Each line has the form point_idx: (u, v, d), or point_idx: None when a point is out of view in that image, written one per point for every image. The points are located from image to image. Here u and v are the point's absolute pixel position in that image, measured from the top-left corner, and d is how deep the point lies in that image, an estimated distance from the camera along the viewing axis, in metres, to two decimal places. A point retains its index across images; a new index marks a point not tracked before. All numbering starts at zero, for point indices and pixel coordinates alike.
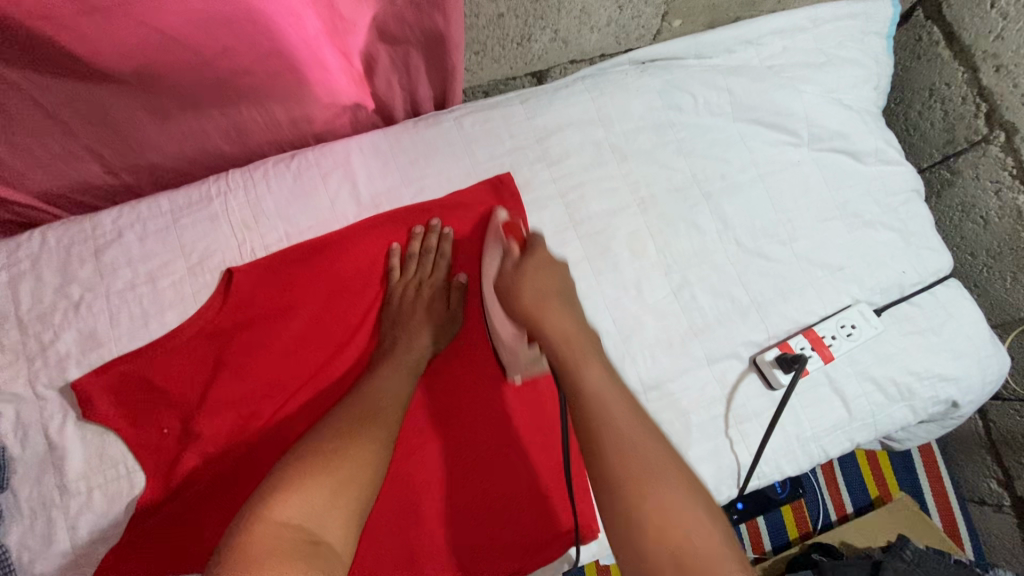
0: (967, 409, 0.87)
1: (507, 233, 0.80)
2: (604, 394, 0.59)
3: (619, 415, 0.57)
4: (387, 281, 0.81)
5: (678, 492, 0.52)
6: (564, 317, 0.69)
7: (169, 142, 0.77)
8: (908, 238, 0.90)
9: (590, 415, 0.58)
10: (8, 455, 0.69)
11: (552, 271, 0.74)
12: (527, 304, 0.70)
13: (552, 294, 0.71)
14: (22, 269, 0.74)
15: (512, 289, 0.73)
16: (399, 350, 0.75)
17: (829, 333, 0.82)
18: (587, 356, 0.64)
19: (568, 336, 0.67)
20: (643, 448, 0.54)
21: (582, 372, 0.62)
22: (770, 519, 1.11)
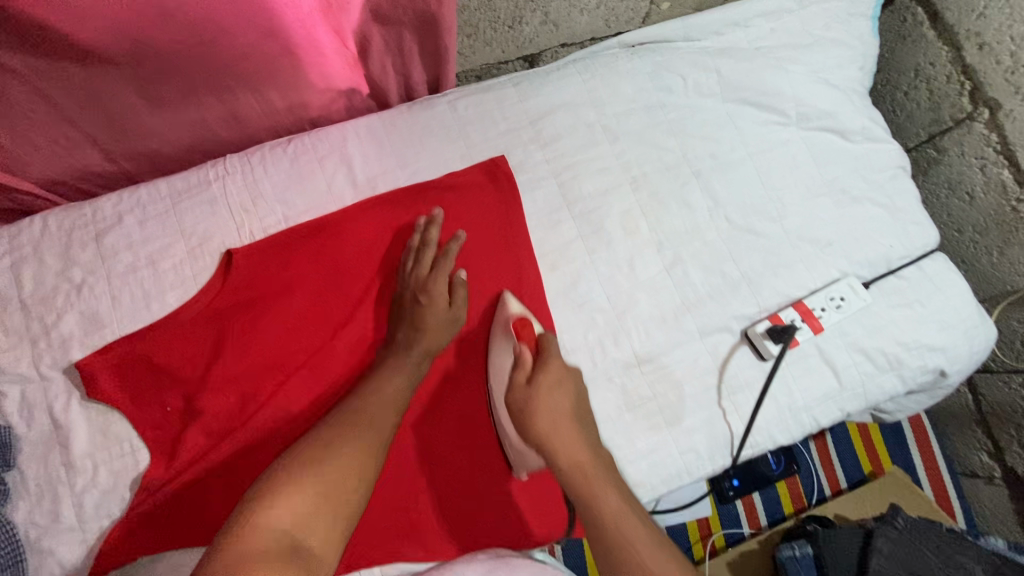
0: (955, 378, 0.89)
1: (519, 333, 0.76)
2: (619, 521, 0.64)
3: (638, 546, 0.62)
4: (391, 278, 0.81)
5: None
6: (575, 438, 0.69)
7: (166, 127, 0.78)
8: (896, 213, 0.92)
9: (611, 542, 0.63)
10: (14, 435, 0.71)
11: (565, 386, 0.73)
12: (540, 426, 0.70)
13: (564, 416, 0.71)
14: (24, 254, 0.75)
15: (527, 411, 0.71)
16: (402, 349, 0.76)
17: (818, 305, 0.84)
18: (600, 481, 0.67)
19: (581, 460, 0.68)
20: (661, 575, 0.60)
21: (599, 502, 0.65)
22: (766, 495, 1.13)
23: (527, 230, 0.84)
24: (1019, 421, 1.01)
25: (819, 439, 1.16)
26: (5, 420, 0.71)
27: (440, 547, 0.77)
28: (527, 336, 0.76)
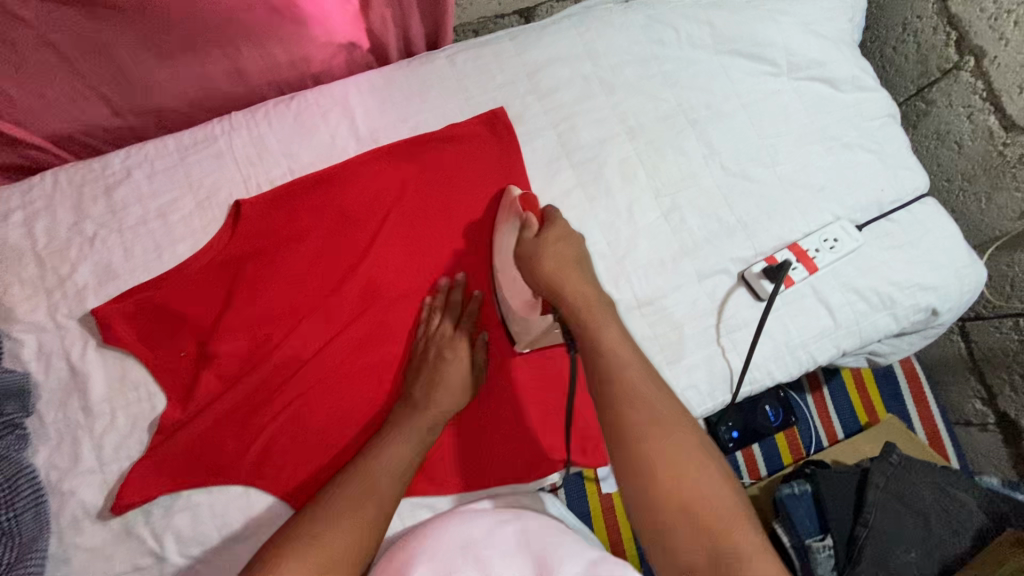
0: (946, 318, 0.92)
1: (524, 206, 0.80)
2: (617, 345, 0.64)
3: (633, 368, 0.62)
4: (412, 333, 0.80)
5: (675, 427, 0.58)
6: (582, 282, 0.71)
7: (172, 82, 0.79)
8: (886, 159, 0.94)
9: (603, 361, 0.63)
10: (34, 381, 0.73)
11: (571, 240, 0.76)
12: (548, 264, 0.72)
13: (571, 261, 0.74)
14: (36, 208, 0.77)
15: (534, 256, 0.74)
16: (419, 407, 0.73)
17: (812, 246, 0.86)
18: (603, 317, 0.68)
19: (586, 298, 0.70)
20: (652, 395, 0.60)
21: (600, 333, 0.66)
22: (765, 447, 1.15)
23: (527, 178, 0.85)
24: (1010, 364, 1.02)
25: (816, 391, 1.19)
26: (24, 367, 0.73)
27: (448, 487, 0.78)
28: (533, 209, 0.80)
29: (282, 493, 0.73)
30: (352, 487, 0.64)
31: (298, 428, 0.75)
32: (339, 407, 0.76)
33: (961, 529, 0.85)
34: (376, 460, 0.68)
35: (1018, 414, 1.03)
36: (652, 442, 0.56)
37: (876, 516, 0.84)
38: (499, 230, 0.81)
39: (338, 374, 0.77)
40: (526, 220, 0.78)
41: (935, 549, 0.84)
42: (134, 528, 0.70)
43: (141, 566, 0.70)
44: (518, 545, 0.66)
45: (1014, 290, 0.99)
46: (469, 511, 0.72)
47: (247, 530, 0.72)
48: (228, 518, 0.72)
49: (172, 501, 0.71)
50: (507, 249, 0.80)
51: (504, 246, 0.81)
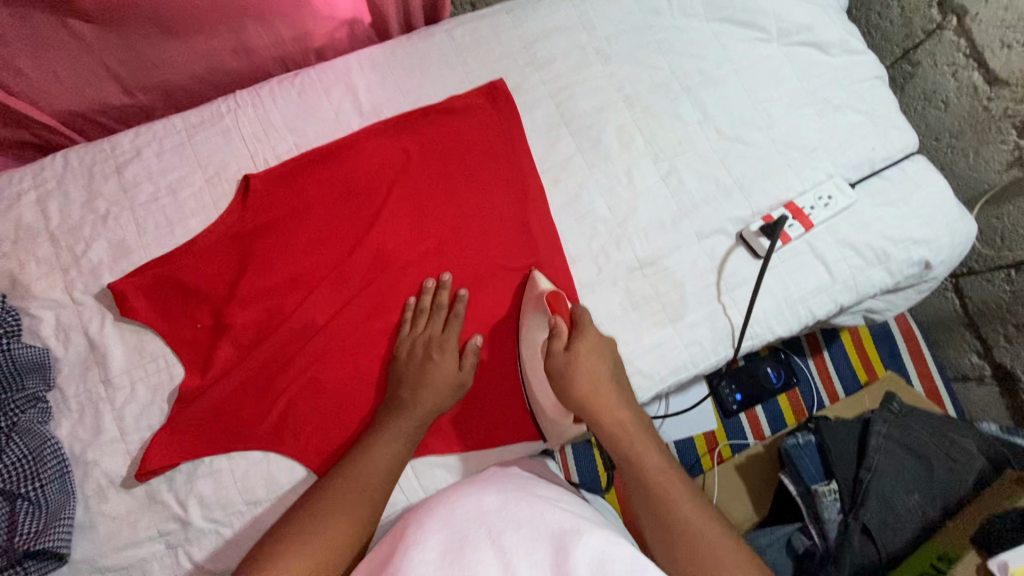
0: (939, 271, 0.95)
1: (553, 307, 0.75)
2: (662, 479, 0.66)
3: (681, 502, 0.63)
4: (398, 334, 0.79)
5: (733, 567, 0.57)
6: (620, 405, 0.71)
7: (179, 60, 0.82)
8: (876, 119, 0.96)
9: (652, 498, 0.65)
10: (54, 355, 0.74)
11: (603, 352, 0.73)
12: (580, 387, 0.70)
13: (605, 382, 0.71)
14: (49, 188, 0.79)
15: (565, 374, 0.72)
16: (405, 407, 0.73)
17: (808, 203, 0.89)
18: (643, 451, 0.68)
19: (624, 428, 0.70)
20: (701, 527, 0.61)
21: (641, 466, 0.67)
22: (768, 409, 1.18)
23: (528, 146, 0.87)
24: (1003, 315, 1.06)
25: (816, 354, 1.21)
26: (44, 342, 0.74)
27: (463, 447, 0.80)
28: (561, 311, 0.75)
29: (302, 457, 0.75)
30: (342, 494, 0.66)
31: (315, 394, 0.76)
32: (353, 373, 0.78)
33: (962, 472, 0.87)
34: (362, 466, 0.68)
35: (1013, 363, 1.07)
36: (704, 574, 0.57)
37: (879, 461, 0.88)
38: (526, 324, 0.80)
39: (351, 342, 0.79)
40: (555, 325, 0.73)
41: (938, 492, 0.86)
42: (158, 494, 0.72)
43: (166, 532, 0.71)
44: (534, 520, 0.58)
45: (1004, 242, 1.02)
46: (474, 489, 0.66)
47: (269, 493, 0.74)
48: (250, 482, 0.73)
49: (196, 468, 0.73)
50: (536, 345, 0.78)
51: (534, 340, 0.79)
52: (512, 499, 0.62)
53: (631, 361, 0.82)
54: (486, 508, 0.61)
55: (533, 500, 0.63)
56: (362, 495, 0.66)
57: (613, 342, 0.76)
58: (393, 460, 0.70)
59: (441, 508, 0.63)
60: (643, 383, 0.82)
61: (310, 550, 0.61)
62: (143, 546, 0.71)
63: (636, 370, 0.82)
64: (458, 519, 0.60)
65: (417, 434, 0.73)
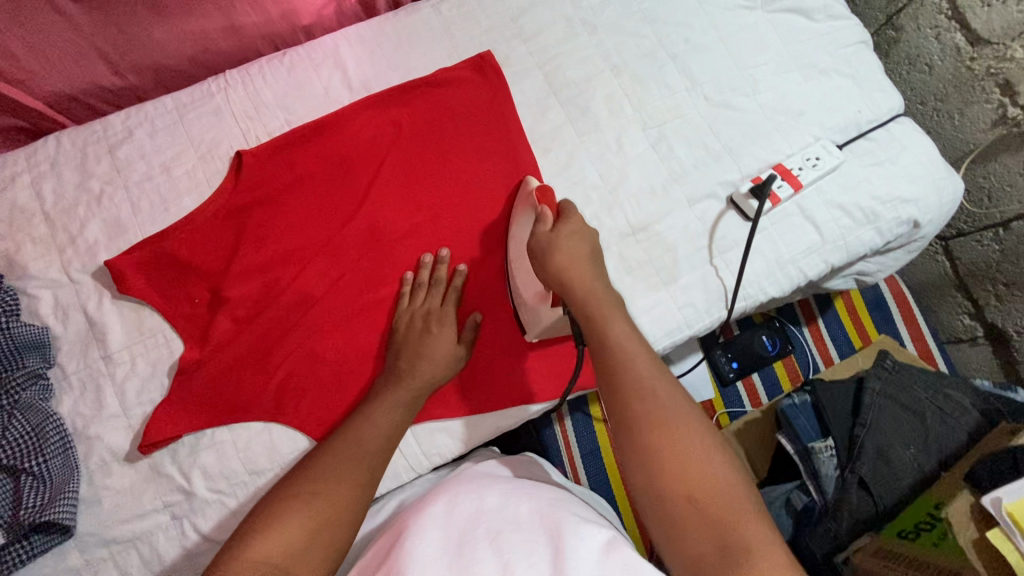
0: (928, 230, 0.95)
1: (540, 199, 0.76)
2: (627, 342, 0.64)
3: (641, 364, 0.62)
4: (396, 308, 0.80)
5: (682, 425, 0.57)
6: (594, 277, 0.70)
7: (169, 39, 0.84)
8: (861, 83, 0.97)
9: (614, 355, 0.63)
10: (53, 334, 0.75)
11: (585, 236, 0.74)
12: (559, 261, 0.70)
13: (583, 258, 0.71)
14: (43, 170, 0.79)
15: (546, 252, 0.72)
16: (405, 375, 0.74)
17: (796, 164, 0.89)
18: (613, 315, 0.67)
19: (596, 295, 0.69)
20: (658, 388, 0.60)
21: (610, 329, 0.65)
22: (765, 377, 1.19)
23: (518, 116, 0.88)
24: (993, 275, 1.07)
25: (811, 322, 1.22)
26: (42, 321, 0.75)
27: (461, 414, 0.81)
28: (548, 202, 0.76)
29: (303, 426, 0.75)
30: (343, 453, 0.66)
31: (314, 365, 0.77)
32: (351, 343, 0.79)
33: (957, 425, 0.89)
34: (362, 431, 0.69)
35: (1005, 323, 1.08)
36: (654, 432, 0.56)
37: (873, 417, 0.90)
38: (515, 220, 0.80)
39: (348, 313, 0.79)
40: (540, 212, 0.75)
41: (934, 446, 0.88)
42: (162, 467, 0.73)
43: (171, 503, 0.72)
44: (534, 524, 0.60)
45: (992, 201, 1.03)
46: (470, 487, 0.68)
47: (272, 463, 0.75)
48: (253, 453, 0.74)
49: (198, 440, 0.74)
50: (520, 240, 0.78)
51: (518, 236, 0.80)
52: (509, 502, 0.65)
53: None
54: (483, 510, 0.63)
55: (531, 500, 0.65)
56: (364, 458, 0.67)
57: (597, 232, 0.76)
58: (392, 430, 0.71)
59: (438, 504, 0.65)
60: None
61: (319, 501, 0.61)
62: (148, 518, 0.72)
63: None
64: (456, 517, 0.62)
65: (416, 405, 0.74)
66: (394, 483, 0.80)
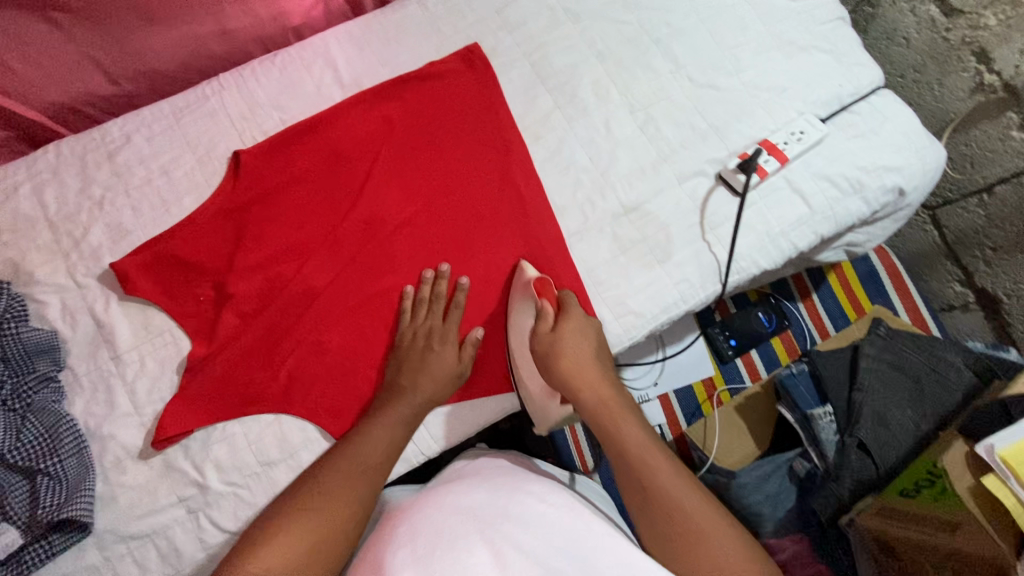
0: (913, 197, 0.97)
1: (539, 292, 0.79)
2: (643, 452, 0.70)
3: (658, 467, 0.68)
4: (398, 324, 0.81)
5: (710, 526, 0.62)
6: (600, 378, 0.76)
7: (162, 46, 0.86)
8: (841, 58, 0.98)
9: (631, 469, 0.69)
10: (62, 337, 0.76)
11: (587, 331, 0.78)
12: (565, 366, 0.76)
13: (588, 357, 0.76)
14: (44, 178, 0.81)
15: (551, 354, 0.77)
16: (407, 388, 0.76)
17: (782, 139, 0.90)
18: (623, 424, 0.73)
19: (606, 402, 0.75)
20: (672, 486, 0.66)
21: (624, 440, 0.72)
22: (763, 353, 1.20)
23: (507, 105, 0.90)
24: (980, 240, 1.09)
25: (806, 297, 1.23)
26: (51, 325, 0.76)
27: (461, 400, 0.82)
28: (548, 295, 0.79)
29: (312, 416, 0.77)
30: (347, 468, 0.69)
31: (320, 356, 0.78)
32: (354, 335, 0.80)
33: (950, 386, 0.91)
34: (362, 446, 0.71)
35: (995, 287, 1.10)
36: (681, 534, 0.63)
37: (869, 382, 0.92)
38: (514, 309, 0.82)
39: (350, 306, 0.81)
40: (542, 308, 0.78)
41: (930, 408, 0.90)
42: (175, 462, 0.74)
43: (185, 497, 0.74)
44: (526, 509, 0.64)
45: (974, 166, 1.06)
46: (466, 485, 0.70)
47: (283, 453, 0.76)
48: (264, 444, 0.76)
49: (209, 434, 0.75)
50: (524, 330, 0.82)
51: (519, 325, 0.82)
52: (503, 492, 0.67)
53: (623, 301, 0.85)
54: (479, 505, 0.65)
55: (520, 486, 0.69)
56: (363, 472, 0.69)
57: (597, 323, 0.80)
58: (391, 446, 0.72)
59: (431, 511, 0.64)
60: (636, 322, 0.85)
61: (319, 516, 0.65)
62: (164, 513, 0.73)
63: (629, 310, 0.85)
64: (450, 521, 0.62)
65: (417, 419, 0.76)
66: (403, 467, 0.81)
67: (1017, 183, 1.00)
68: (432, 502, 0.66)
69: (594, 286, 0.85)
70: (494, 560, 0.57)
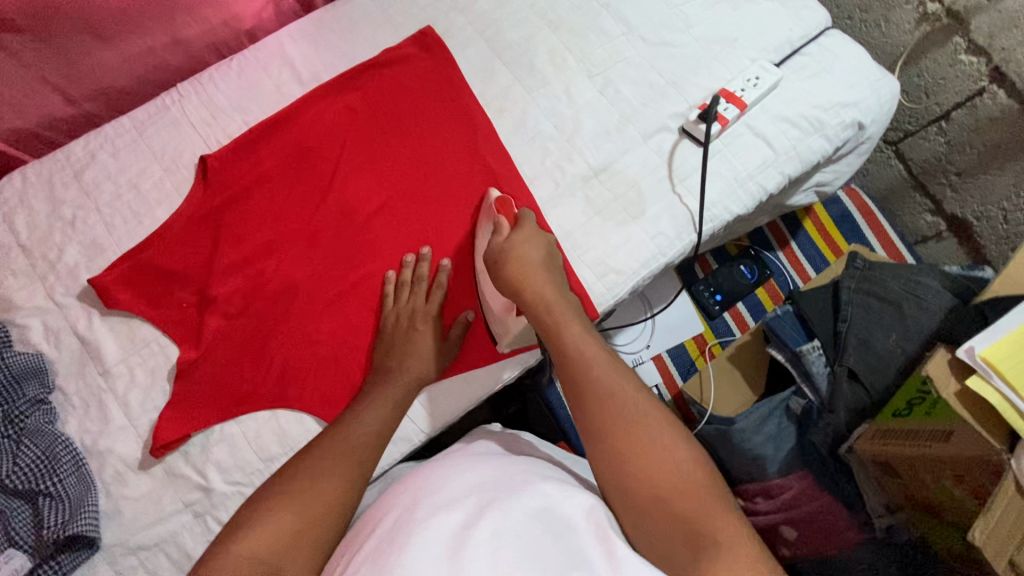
0: (873, 130, 0.99)
1: (499, 210, 0.81)
2: (582, 346, 0.66)
3: (599, 362, 0.64)
4: (381, 309, 0.81)
5: (641, 418, 0.59)
6: (546, 280, 0.73)
7: (117, 63, 0.86)
8: (787, 3, 1.00)
9: (571, 367, 0.65)
10: (48, 359, 0.76)
11: (536, 243, 0.77)
12: (510, 269, 0.75)
13: (535, 266, 0.75)
14: (13, 206, 0.81)
15: (500, 262, 0.76)
16: (395, 371, 0.76)
17: (738, 87, 0.92)
18: (566, 319, 0.70)
19: (546, 301, 0.71)
20: (615, 383, 0.62)
21: (563, 333, 0.68)
22: (749, 304, 1.22)
23: (467, 83, 0.91)
24: (944, 167, 1.11)
25: (784, 246, 1.25)
26: (36, 348, 0.76)
27: (452, 378, 0.83)
28: (508, 212, 0.81)
29: (308, 407, 0.77)
30: (332, 451, 0.65)
31: (309, 347, 0.79)
32: (339, 324, 0.80)
33: (934, 309, 0.91)
34: (351, 429, 0.69)
35: (964, 212, 1.12)
36: (613, 423, 0.59)
37: (852, 312, 0.94)
38: (478, 232, 0.83)
39: (331, 296, 0.81)
40: (499, 224, 0.79)
41: (915, 330, 0.91)
42: (177, 469, 0.74)
43: (191, 502, 0.74)
44: (527, 492, 0.60)
45: (929, 95, 1.08)
46: (463, 465, 0.67)
47: (283, 448, 0.76)
48: (263, 440, 0.76)
49: (208, 437, 0.75)
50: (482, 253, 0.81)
51: (480, 249, 0.82)
52: (503, 475, 0.63)
53: (602, 261, 0.86)
54: (481, 483, 0.62)
55: (523, 473, 0.65)
56: (353, 451, 0.66)
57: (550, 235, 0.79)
58: (381, 426, 0.70)
59: (430, 489, 0.62)
60: (617, 279, 0.86)
61: (303, 497, 0.60)
62: (172, 520, 0.73)
63: (610, 268, 0.86)
64: (452, 500, 0.59)
65: (407, 400, 0.75)
66: (406, 448, 0.82)
67: (971, 107, 1.02)
68: (428, 479, 0.64)
69: (572, 250, 0.86)
70: (489, 537, 0.53)
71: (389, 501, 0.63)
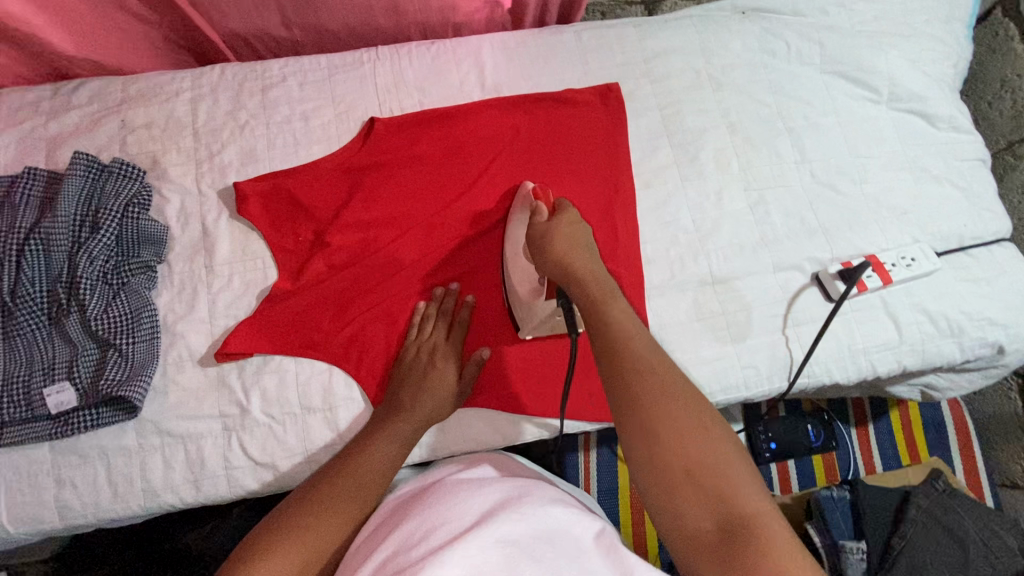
0: (1012, 360, 0.91)
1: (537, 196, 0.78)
2: (626, 324, 0.58)
3: (645, 347, 0.57)
4: (405, 335, 0.81)
5: (689, 409, 0.52)
6: (591, 262, 0.67)
7: (339, 9, 0.94)
8: (973, 198, 0.95)
9: (611, 344, 0.57)
10: (170, 233, 0.83)
11: (583, 226, 0.72)
12: (558, 246, 0.68)
13: (581, 244, 0.69)
14: (202, 91, 0.89)
15: (546, 236, 0.71)
16: (405, 405, 0.75)
17: (890, 260, 0.88)
18: (611, 297, 0.62)
19: (592, 276, 0.65)
20: (663, 376, 0.54)
21: (610, 309, 0.60)
22: (800, 465, 1.15)
23: (630, 151, 0.92)
24: None
25: (861, 425, 1.17)
26: (166, 221, 0.83)
27: (483, 411, 0.81)
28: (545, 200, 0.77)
29: (361, 379, 0.79)
30: (341, 486, 0.66)
31: (382, 326, 0.81)
32: (399, 316, 0.82)
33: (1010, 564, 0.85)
34: (361, 460, 0.69)
35: None
36: (654, 400, 0.53)
37: (913, 533, 0.88)
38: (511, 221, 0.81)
39: (411, 287, 0.83)
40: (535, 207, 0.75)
41: None
42: (228, 379, 0.78)
43: (226, 414, 0.77)
44: (535, 510, 0.59)
45: None
46: (466, 483, 0.66)
47: (324, 404, 0.79)
48: (310, 390, 0.79)
49: (266, 362, 0.79)
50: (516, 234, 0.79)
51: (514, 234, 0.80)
52: (509, 497, 0.61)
53: (684, 369, 0.84)
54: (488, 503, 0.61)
55: (528, 493, 0.63)
56: (362, 488, 0.67)
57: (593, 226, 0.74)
58: (389, 466, 0.70)
59: (441, 505, 0.60)
60: None
61: (312, 532, 0.61)
62: (203, 422, 0.77)
63: (689, 378, 0.83)
64: (466, 519, 0.57)
65: (413, 438, 0.74)
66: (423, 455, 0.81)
67: None
68: (443, 498, 0.62)
69: (659, 343, 0.85)
70: (506, 559, 0.52)
71: (392, 516, 0.63)
